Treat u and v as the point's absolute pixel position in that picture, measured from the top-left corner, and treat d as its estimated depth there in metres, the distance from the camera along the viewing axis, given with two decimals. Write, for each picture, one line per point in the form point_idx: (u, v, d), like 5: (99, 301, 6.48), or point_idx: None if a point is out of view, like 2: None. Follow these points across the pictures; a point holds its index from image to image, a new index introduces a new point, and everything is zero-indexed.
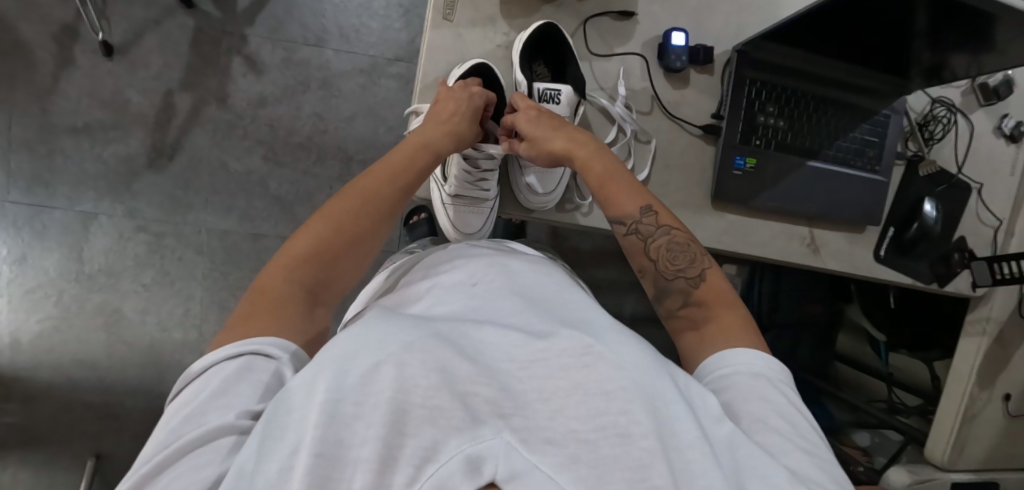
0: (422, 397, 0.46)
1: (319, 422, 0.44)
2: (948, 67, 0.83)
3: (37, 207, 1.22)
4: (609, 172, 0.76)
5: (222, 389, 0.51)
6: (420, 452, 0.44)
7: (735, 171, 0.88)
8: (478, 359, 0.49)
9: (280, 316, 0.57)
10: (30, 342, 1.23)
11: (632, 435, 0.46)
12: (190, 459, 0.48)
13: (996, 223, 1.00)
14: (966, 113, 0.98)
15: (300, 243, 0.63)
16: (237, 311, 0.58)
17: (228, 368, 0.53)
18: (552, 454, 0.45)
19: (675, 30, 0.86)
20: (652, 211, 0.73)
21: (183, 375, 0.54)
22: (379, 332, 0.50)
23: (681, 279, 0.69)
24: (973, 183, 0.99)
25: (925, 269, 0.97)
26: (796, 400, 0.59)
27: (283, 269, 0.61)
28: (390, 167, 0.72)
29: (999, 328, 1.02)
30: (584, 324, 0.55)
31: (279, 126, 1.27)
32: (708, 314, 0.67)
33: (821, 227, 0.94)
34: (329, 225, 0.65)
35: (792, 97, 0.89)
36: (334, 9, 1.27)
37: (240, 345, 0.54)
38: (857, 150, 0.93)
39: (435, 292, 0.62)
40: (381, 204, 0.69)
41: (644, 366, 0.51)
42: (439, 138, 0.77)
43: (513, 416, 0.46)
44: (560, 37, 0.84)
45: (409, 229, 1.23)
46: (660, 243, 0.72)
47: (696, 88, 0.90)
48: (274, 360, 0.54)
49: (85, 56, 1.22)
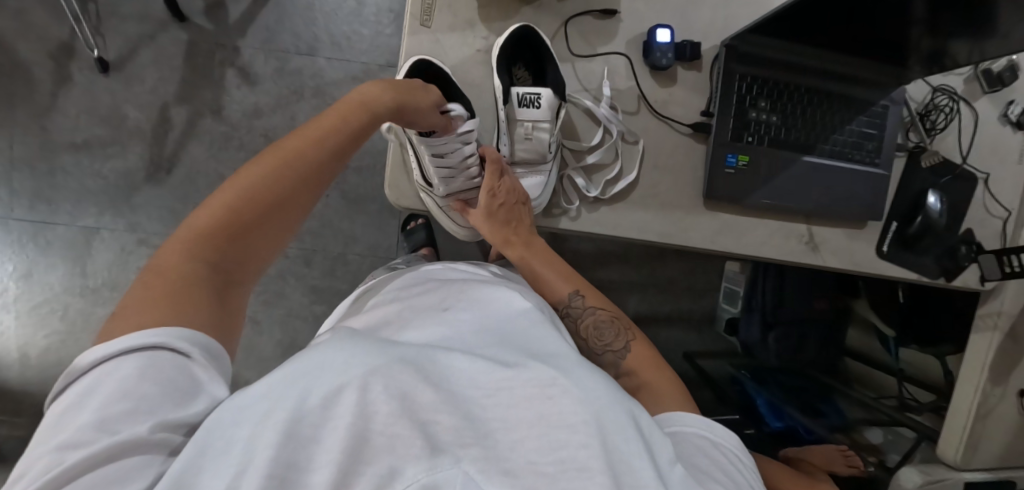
0: (383, 424, 0.46)
1: (275, 441, 0.44)
2: (949, 56, 0.80)
3: (41, 223, 1.24)
4: (546, 265, 0.81)
5: (123, 393, 0.46)
6: (375, 479, 0.44)
7: (728, 169, 0.86)
8: (442, 385, 0.49)
9: (184, 299, 0.53)
10: (38, 356, 1.25)
11: (590, 469, 0.46)
12: (92, 479, 0.43)
13: (1005, 213, 0.97)
14: (968, 101, 0.95)
15: (219, 209, 0.58)
16: (136, 286, 0.53)
17: (132, 364, 0.48)
18: (509, 484, 0.45)
19: (660, 27, 0.85)
20: (581, 295, 0.77)
21: (72, 372, 0.49)
22: (347, 351, 0.49)
23: (609, 352, 0.71)
24: (979, 174, 0.96)
25: (930, 263, 0.94)
26: (739, 456, 0.58)
27: (190, 245, 0.56)
28: (331, 123, 0.66)
29: (1012, 323, 0.99)
30: (553, 356, 0.55)
31: (274, 135, 1.27)
32: (637, 376, 0.68)
33: (819, 225, 0.91)
34: (241, 192, 0.59)
35: (785, 91, 0.86)
36: (326, 17, 1.27)
37: (140, 338, 0.49)
38: (855, 144, 0.90)
39: (405, 317, 0.63)
40: (303, 166, 0.63)
41: (608, 401, 0.50)
42: (382, 102, 0.71)
43: (474, 446, 0.46)
44: (540, 41, 0.84)
45: (406, 236, 1.25)
46: (588, 321, 0.74)
47: (685, 87, 0.88)
48: (183, 356, 0.50)
49: (82, 73, 1.23)
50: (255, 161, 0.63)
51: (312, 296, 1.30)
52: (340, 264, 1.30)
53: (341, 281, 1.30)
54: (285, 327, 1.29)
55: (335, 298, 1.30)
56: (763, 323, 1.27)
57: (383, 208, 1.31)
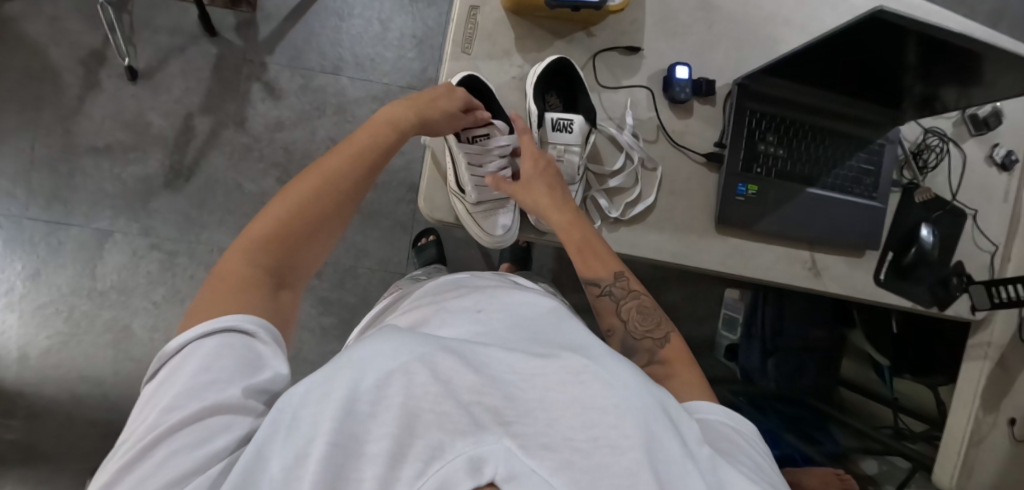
0: (431, 403, 0.50)
1: (336, 416, 0.48)
2: (938, 100, 0.87)
3: (55, 223, 1.25)
4: (585, 238, 0.78)
5: (204, 366, 0.52)
6: (427, 450, 0.48)
7: (738, 197, 0.91)
8: (482, 370, 0.54)
9: (240, 296, 0.58)
10: (38, 357, 1.24)
11: (622, 445, 0.50)
12: (185, 435, 0.49)
13: (992, 248, 1.03)
14: (957, 142, 1.02)
15: (279, 207, 0.64)
16: (202, 291, 0.58)
17: (211, 344, 0.53)
18: (548, 458, 0.49)
19: (679, 64, 0.90)
20: (625, 276, 0.77)
21: (159, 357, 0.54)
22: (393, 342, 0.53)
23: (648, 338, 0.73)
24: (968, 210, 1.02)
25: (923, 292, 0.98)
26: (755, 436, 0.63)
27: (246, 254, 0.61)
28: (358, 147, 0.70)
29: (1001, 353, 1.05)
30: (585, 348, 0.59)
31: (294, 149, 1.31)
32: (669, 370, 0.69)
33: (822, 252, 0.96)
34: (289, 207, 0.64)
35: (791, 126, 0.92)
36: (351, 40, 1.33)
37: (214, 323, 0.55)
38: (855, 178, 0.95)
39: (442, 317, 0.67)
40: (339, 190, 0.67)
41: (637, 385, 0.55)
42: (409, 118, 0.75)
43: (512, 423, 0.51)
44: (573, 71, 0.88)
45: (418, 251, 1.29)
46: (630, 305, 0.75)
47: (700, 119, 0.94)
48: (251, 336, 0.55)
49: (111, 80, 1.27)
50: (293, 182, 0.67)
51: (321, 308, 1.31)
52: (350, 277, 1.32)
53: (349, 294, 1.32)
54: (291, 337, 1.30)
55: (343, 310, 1.32)
56: (762, 352, 1.33)
57: (395, 223, 1.34)
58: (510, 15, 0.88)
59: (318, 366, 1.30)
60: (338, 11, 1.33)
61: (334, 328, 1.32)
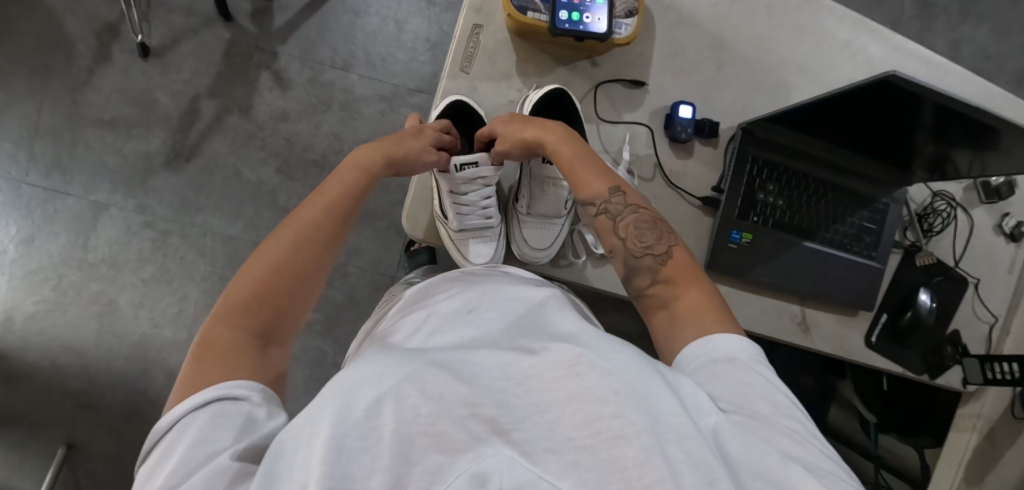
0: (423, 423, 0.49)
1: (325, 459, 0.46)
2: (950, 162, 0.84)
3: (53, 192, 1.25)
4: (579, 153, 0.76)
5: (199, 438, 0.50)
6: (427, 476, 0.46)
7: (731, 244, 0.88)
8: (476, 381, 0.52)
9: (233, 362, 0.55)
10: (23, 322, 1.24)
11: (627, 435, 0.49)
12: None
13: (992, 319, 0.99)
14: (965, 208, 0.99)
15: (252, 272, 0.62)
16: (187, 362, 0.56)
17: (204, 414, 0.52)
18: (554, 462, 0.48)
19: (683, 103, 0.88)
20: (620, 191, 0.73)
21: (152, 435, 0.52)
22: (379, 364, 0.52)
23: (649, 256, 0.69)
24: (971, 277, 0.99)
25: (915, 359, 0.95)
26: (781, 381, 0.59)
27: (229, 318, 0.59)
28: (329, 196, 0.70)
29: (989, 427, 1.02)
30: (576, 336, 0.58)
31: (296, 140, 1.30)
32: (675, 291, 0.66)
33: (813, 306, 0.93)
34: (273, 262, 0.63)
35: (793, 177, 0.89)
36: (365, 37, 1.32)
37: (208, 391, 0.53)
38: (854, 236, 0.92)
39: (431, 322, 0.64)
40: (319, 233, 0.67)
41: (634, 367, 0.53)
42: (374, 157, 0.75)
43: (511, 431, 0.49)
44: (570, 103, 0.86)
45: (409, 256, 1.26)
46: (629, 220, 0.72)
47: (699, 160, 0.92)
48: (243, 400, 0.53)
49: (122, 55, 1.27)
50: (274, 234, 0.66)
51: None
52: (339, 274, 1.31)
53: (337, 291, 1.31)
54: None
55: (329, 307, 1.31)
56: None
57: (390, 225, 1.33)
58: (514, 37, 0.87)
59: (298, 360, 1.30)
60: (355, 8, 1.32)
61: (318, 324, 1.31)
